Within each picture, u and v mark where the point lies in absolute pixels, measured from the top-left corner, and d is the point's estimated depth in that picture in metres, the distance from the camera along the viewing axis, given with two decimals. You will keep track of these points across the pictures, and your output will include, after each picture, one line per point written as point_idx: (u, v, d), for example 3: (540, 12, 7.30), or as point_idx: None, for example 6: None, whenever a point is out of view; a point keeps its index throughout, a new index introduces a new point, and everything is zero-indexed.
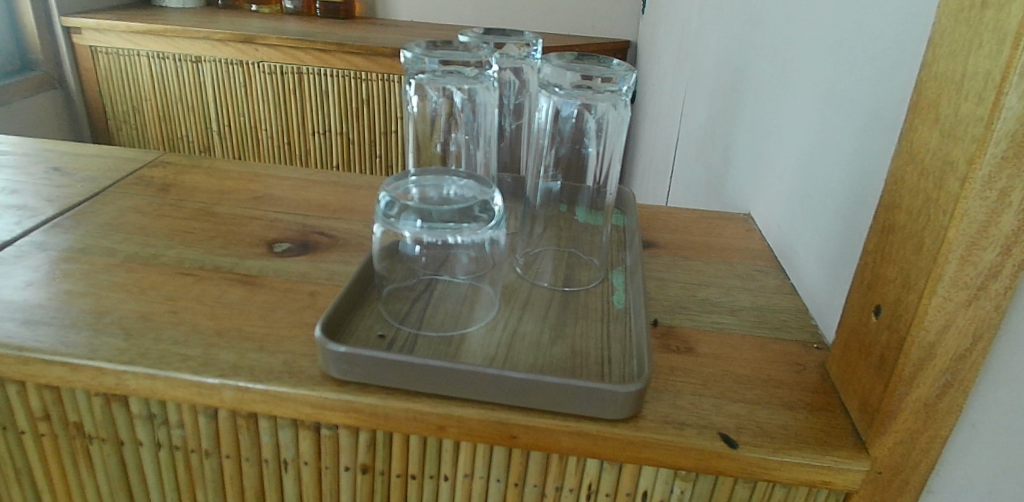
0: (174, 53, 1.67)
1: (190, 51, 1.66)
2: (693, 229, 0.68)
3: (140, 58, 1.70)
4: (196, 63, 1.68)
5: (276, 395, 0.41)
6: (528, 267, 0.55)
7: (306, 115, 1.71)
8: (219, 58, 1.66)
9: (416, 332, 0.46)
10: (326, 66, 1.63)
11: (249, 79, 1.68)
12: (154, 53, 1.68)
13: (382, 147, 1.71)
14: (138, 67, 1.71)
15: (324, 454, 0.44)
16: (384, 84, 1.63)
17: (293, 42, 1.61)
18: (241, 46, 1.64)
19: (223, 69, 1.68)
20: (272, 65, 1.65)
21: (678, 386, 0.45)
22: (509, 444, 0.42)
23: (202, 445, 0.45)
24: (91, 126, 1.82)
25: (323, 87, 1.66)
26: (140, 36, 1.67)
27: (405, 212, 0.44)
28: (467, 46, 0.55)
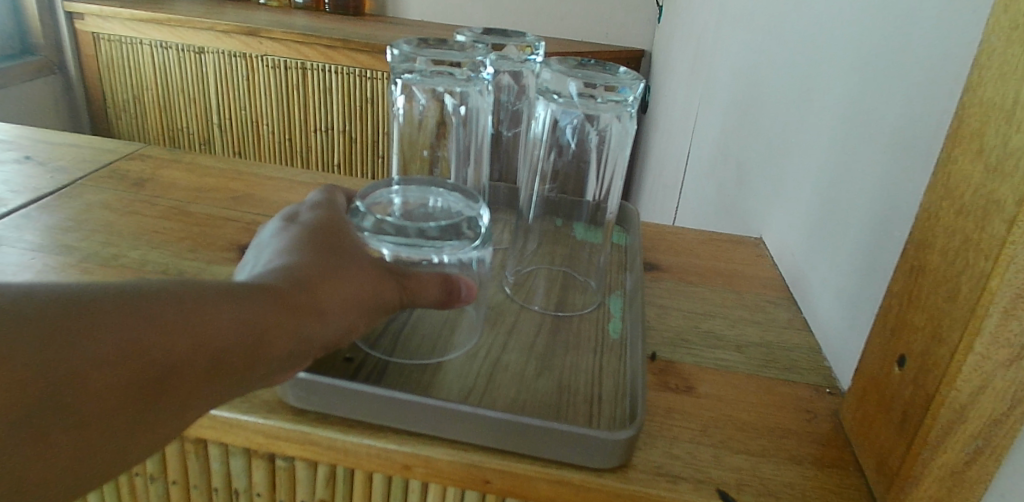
0: (178, 43, 1.65)
1: (195, 41, 1.64)
2: (701, 252, 0.64)
3: (143, 47, 1.67)
4: (200, 55, 1.65)
5: (226, 421, 0.37)
6: (519, 288, 0.51)
7: (310, 110, 1.68)
8: (223, 50, 1.63)
9: (387, 356, 0.41)
10: (332, 63, 1.59)
11: (253, 72, 1.65)
12: (159, 42, 1.66)
13: (386, 147, 1.68)
14: (142, 56, 1.69)
15: (279, 487, 0.40)
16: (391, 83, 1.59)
17: (300, 37, 1.57)
18: (246, 38, 1.61)
19: (227, 61, 1.65)
20: (278, 59, 1.62)
21: (674, 432, 0.41)
22: (482, 489, 0.37)
23: (147, 468, 0.42)
24: (92, 113, 1.80)
25: (328, 84, 1.63)
26: (144, 25, 1.64)
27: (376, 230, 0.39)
28: (461, 45, 0.50)
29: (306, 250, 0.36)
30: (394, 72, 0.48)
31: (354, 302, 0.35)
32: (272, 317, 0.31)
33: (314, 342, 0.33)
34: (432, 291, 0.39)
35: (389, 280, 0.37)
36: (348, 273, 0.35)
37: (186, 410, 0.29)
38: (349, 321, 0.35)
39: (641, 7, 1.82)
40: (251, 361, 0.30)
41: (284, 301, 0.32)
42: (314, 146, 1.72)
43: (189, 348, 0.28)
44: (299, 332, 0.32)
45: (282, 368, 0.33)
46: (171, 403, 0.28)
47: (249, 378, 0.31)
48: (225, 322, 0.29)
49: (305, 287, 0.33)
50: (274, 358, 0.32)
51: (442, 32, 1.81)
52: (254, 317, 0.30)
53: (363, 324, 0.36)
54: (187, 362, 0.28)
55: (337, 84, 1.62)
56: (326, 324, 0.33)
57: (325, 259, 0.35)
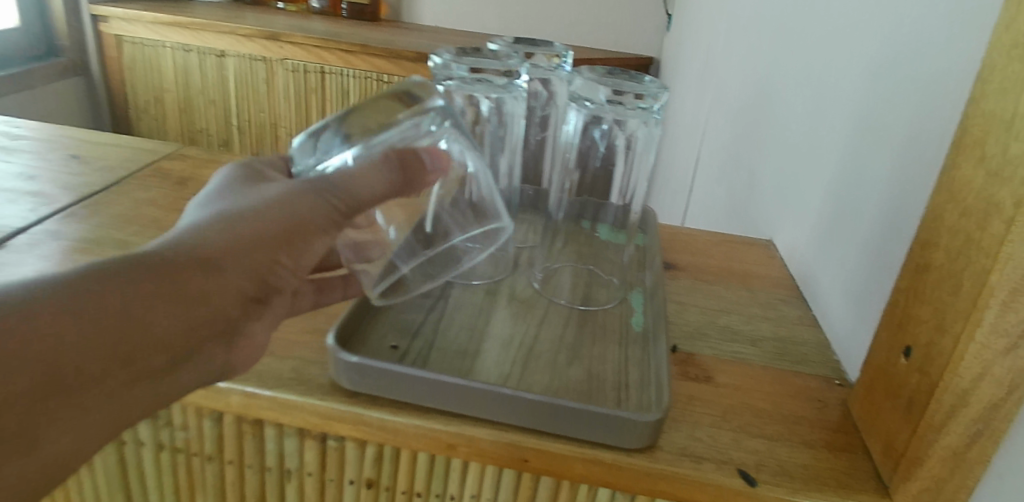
0: (198, 46, 1.67)
1: (215, 44, 1.66)
2: (715, 252, 0.67)
3: (164, 49, 1.70)
4: (220, 57, 1.68)
5: (283, 402, 0.40)
6: (546, 283, 0.53)
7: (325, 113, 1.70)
8: (243, 53, 1.66)
9: (430, 344, 0.44)
10: (349, 67, 1.62)
11: (272, 75, 1.68)
12: (180, 45, 1.69)
13: None
14: (162, 57, 1.72)
15: (329, 466, 0.43)
16: None
17: (318, 42, 1.60)
18: (265, 42, 1.64)
19: (246, 65, 1.68)
20: (296, 63, 1.65)
21: (696, 417, 0.44)
22: (520, 467, 0.40)
23: (204, 449, 0.44)
24: (112, 114, 1.83)
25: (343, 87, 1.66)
26: (166, 28, 1.67)
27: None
28: (495, 54, 0.52)
29: (204, 214, 0.36)
30: (437, 79, 0.51)
31: (260, 239, 0.35)
32: (141, 295, 0.31)
33: (216, 296, 0.33)
34: (361, 185, 0.36)
35: (303, 199, 0.36)
36: (248, 218, 0.35)
37: (46, 435, 0.28)
38: (260, 262, 0.35)
39: (650, 16, 1.85)
40: (120, 359, 0.30)
41: (158, 272, 0.32)
42: None
43: (28, 371, 0.27)
44: (182, 298, 0.32)
45: (189, 337, 0.33)
46: (25, 438, 0.27)
47: (131, 371, 0.31)
48: (77, 326, 0.29)
49: (194, 247, 0.33)
50: (157, 340, 0.31)
51: (454, 37, 1.84)
52: (115, 308, 0.30)
53: (285, 260, 0.36)
54: (24, 391, 0.27)
55: (352, 87, 1.65)
56: (226, 274, 0.34)
57: (223, 215, 0.35)
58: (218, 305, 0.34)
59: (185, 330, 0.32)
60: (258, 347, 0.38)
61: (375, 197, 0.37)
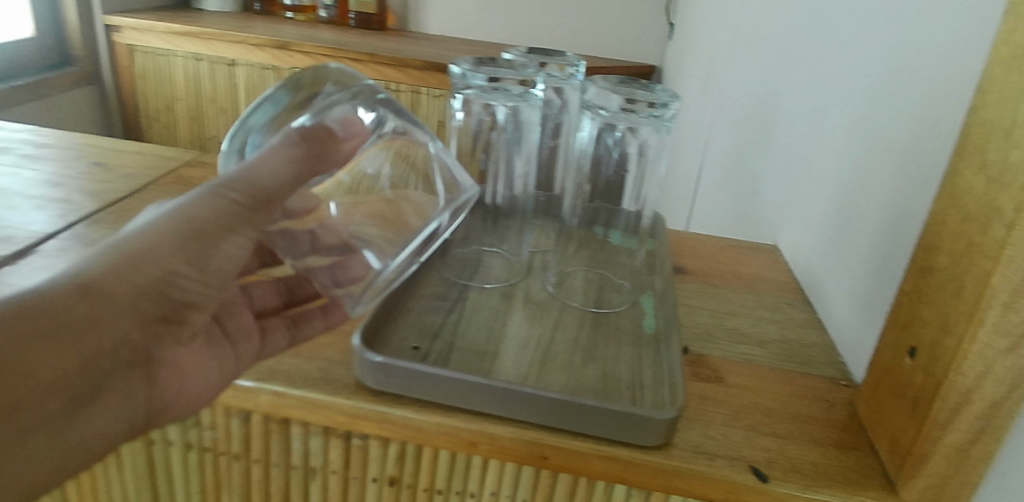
0: (210, 55, 1.69)
1: (227, 53, 1.68)
2: (722, 257, 0.69)
3: (177, 58, 1.72)
4: (231, 66, 1.70)
5: (311, 402, 0.41)
6: (560, 286, 0.55)
7: None
8: (254, 62, 1.67)
9: (450, 345, 0.46)
10: None
11: None
12: (193, 54, 1.70)
13: None
14: (173, 66, 1.73)
15: (353, 464, 0.44)
16: (414, 96, 1.63)
17: (327, 50, 1.61)
18: (276, 51, 1.65)
19: (257, 74, 1.69)
20: None
21: (708, 416, 0.45)
22: (539, 465, 0.41)
23: (232, 448, 0.45)
24: (122, 122, 1.85)
25: None
26: (178, 38, 1.69)
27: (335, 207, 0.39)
28: (511, 63, 0.54)
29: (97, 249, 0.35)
30: (456, 88, 0.53)
31: (156, 252, 0.34)
32: (23, 339, 0.30)
33: (106, 324, 0.33)
34: (264, 171, 0.34)
35: (200, 206, 0.35)
36: (138, 244, 0.34)
37: None
38: (155, 277, 0.34)
39: (653, 25, 1.87)
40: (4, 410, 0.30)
41: (39, 312, 0.31)
42: None
43: None
44: (66, 345, 0.32)
45: (82, 372, 0.33)
46: None
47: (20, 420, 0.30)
48: None
49: (80, 280, 0.33)
50: (50, 383, 0.31)
51: (460, 46, 1.86)
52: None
53: (186, 268, 0.35)
54: None
55: None
56: (114, 299, 0.33)
57: (112, 245, 0.34)
58: (111, 333, 0.34)
59: (76, 367, 0.32)
60: (179, 370, 0.40)
61: (277, 182, 0.34)
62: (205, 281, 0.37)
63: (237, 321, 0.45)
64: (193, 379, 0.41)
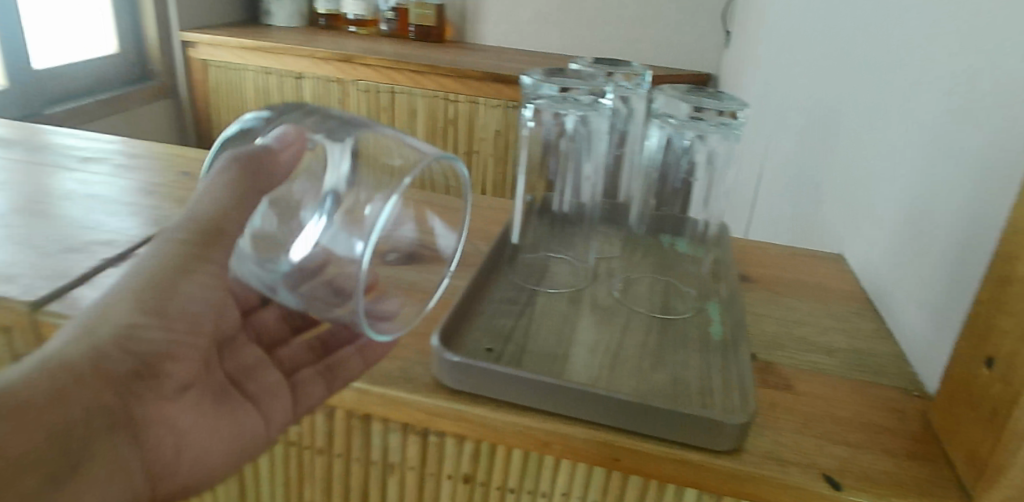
0: (279, 69, 1.75)
1: (294, 67, 1.73)
2: (787, 266, 0.68)
3: (246, 72, 1.79)
4: (298, 79, 1.75)
5: (393, 399, 0.43)
6: (626, 292, 0.55)
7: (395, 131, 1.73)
8: (319, 75, 1.72)
9: (522, 347, 0.47)
10: (418, 87, 1.66)
11: (345, 95, 1.73)
12: (261, 68, 1.77)
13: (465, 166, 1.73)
14: (244, 79, 1.80)
15: (429, 460, 0.46)
16: (471, 107, 1.66)
17: (389, 63, 1.65)
18: (341, 64, 1.69)
19: (322, 86, 1.73)
20: (367, 84, 1.70)
21: (778, 423, 0.45)
22: (611, 466, 0.42)
23: (316, 442, 0.48)
24: (196, 133, 1.94)
25: (413, 104, 1.69)
26: (250, 52, 1.76)
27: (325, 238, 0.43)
28: (580, 74, 0.55)
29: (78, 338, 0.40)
30: (527, 97, 0.54)
31: (128, 309, 0.40)
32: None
33: (81, 391, 0.37)
34: (208, 200, 0.40)
35: (161, 260, 0.41)
36: (80, 325, 0.39)
37: None
38: (123, 333, 0.39)
39: (710, 33, 1.86)
40: None
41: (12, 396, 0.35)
42: None
43: None
44: (35, 412, 0.35)
45: (60, 440, 0.35)
46: None
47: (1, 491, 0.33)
48: None
49: (57, 361, 0.37)
50: (26, 456, 0.34)
51: (516, 56, 1.89)
52: None
53: (148, 323, 0.40)
54: None
55: (420, 105, 1.69)
56: (89, 368, 0.38)
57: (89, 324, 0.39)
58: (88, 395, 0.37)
59: (53, 435, 0.35)
60: (174, 424, 0.41)
61: (231, 204, 0.40)
62: (176, 330, 0.41)
63: (261, 380, 0.47)
64: (196, 437, 0.42)
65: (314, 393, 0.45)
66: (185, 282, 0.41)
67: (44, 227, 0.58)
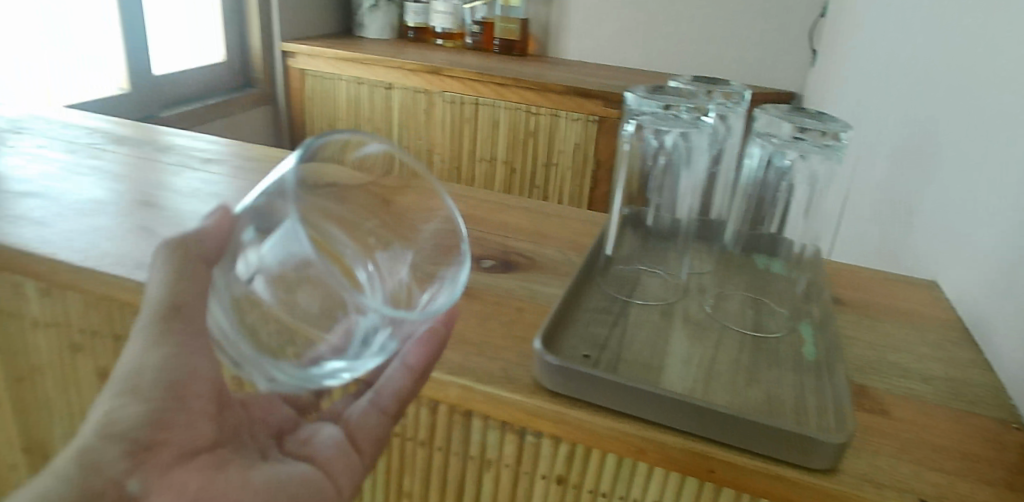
0: (370, 79, 1.83)
1: (384, 78, 1.80)
2: (878, 290, 0.67)
3: (341, 82, 1.87)
4: (387, 90, 1.82)
5: (495, 397, 0.45)
6: (718, 308, 0.56)
7: (477, 141, 1.78)
8: (407, 86, 1.79)
9: (618, 356, 0.49)
10: (501, 99, 1.70)
11: (431, 106, 1.79)
12: (353, 78, 1.85)
13: (542, 178, 1.76)
14: (337, 89, 1.89)
15: (525, 459, 0.48)
16: (553, 120, 1.68)
17: (474, 75, 1.70)
18: (428, 76, 1.75)
19: (411, 97, 1.80)
20: (454, 95, 1.75)
21: (873, 446, 0.45)
22: (704, 477, 0.43)
23: (419, 434, 0.51)
24: (291, 138, 2.04)
25: (496, 116, 1.73)
26: (344, 63, 1.84)
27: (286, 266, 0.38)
28: (682, 92, 0.57)
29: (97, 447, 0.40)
30: (630, 114, 0.57)
31: (120, 399, 0.39)
32: None
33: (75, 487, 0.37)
34: (161, 287, 0.40)
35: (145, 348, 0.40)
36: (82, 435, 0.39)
37: None
38: (110, 421, 0.39)
39: (795, 51, 1.83)
40: None
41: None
42: (477, 173, 1.81)
43: None
44: None
45: None
46: None
47: None
48: None
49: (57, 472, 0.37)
50: None
51: (595, 70, 1.91)
52: None
53: (132, 402, 0.39)
54: None
55: (504, 118, 1.72)
56: (88, 464, 0.37)
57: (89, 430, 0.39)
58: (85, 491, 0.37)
59: None
60: (183, 490, 0.40)
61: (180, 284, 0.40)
62: (158, 396, 0.40)
63: (317, 448, 0.47)
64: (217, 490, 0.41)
65: (371, 422, 0.48)
66: (150, 358, 0.40)
67: (168, 220, 0.64)
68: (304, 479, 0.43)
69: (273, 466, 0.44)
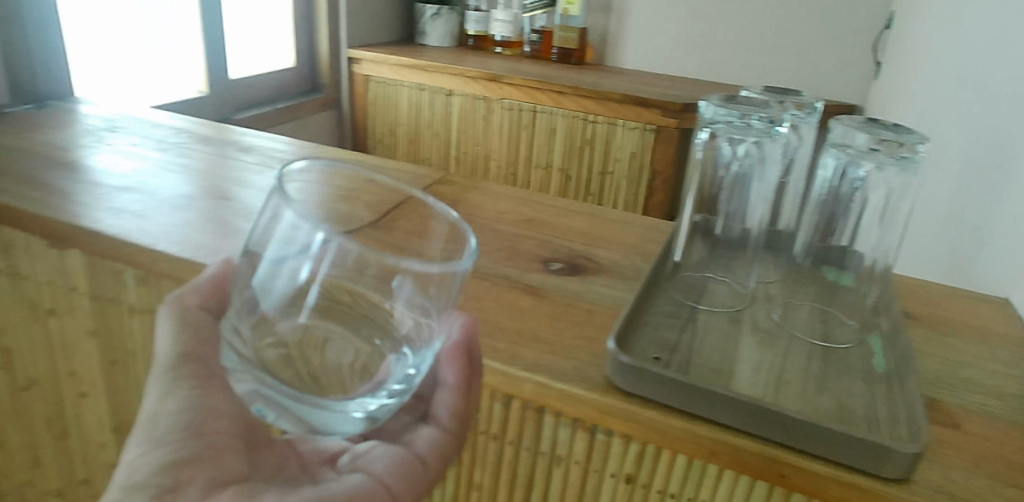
0: (432, 85, 1.87)
1: (445, 84, 1.85)
2: (948, 305, 0.67)
3: (403, 88, 1.93)
4: (448, 96, 1.86)
5: (568, 395, 0.47)
6: (785, 317, 0.57)
7: (534, 147, 1.80)
8: (467, 92, 1.82)
9: (688, 360, 0.49)
10: (559, 107, 1.72)
11: (490, 113, 1.82)
12: (415, 85, 1.90)
13: (597, 185, 1.77)
14: (400, 95, 1.94)
15: (595, 456, 0.50)
16: (610, 128, 1.70)
17: (534, 82, 1.72)
18: (488, 83, 1.79)
19: (470, 103, 1.83)
20: (512, 102, 1.78)
21: (946, 459, 0.45)
22: (775, 481, 0.44)
23: (491, 428, 0.53)
24: (354, 142, 2.10)
25: (552, 123, 1.75)
26: (408, 70, 1.89)
27: (288, 281, 0.37)
28: (756, 101, 0.58)
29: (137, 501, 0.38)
30: (703, 122, 0.59)
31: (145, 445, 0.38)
32: None
33: None
34: (168, 342, 0.40)
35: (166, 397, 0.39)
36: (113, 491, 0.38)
37: None
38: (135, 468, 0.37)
39: (858, 65, 1.81)
40: None
41: None
42: (533, 180, 1.83)
43: None
44: None
45: None
46: None
47: None
48: None
49: None
50: None
51: (651, 80, 1.91)
52: None
53: (151, 444, 0.38)
54: None
55: (561, 126, 1.74)
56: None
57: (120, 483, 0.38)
58: None
59: None
60: None
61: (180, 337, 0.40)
62: (178, 435, 0.38)
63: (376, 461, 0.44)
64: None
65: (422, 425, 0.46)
66: (166, 406, 0.39)
67: (234, 211, 0.68)
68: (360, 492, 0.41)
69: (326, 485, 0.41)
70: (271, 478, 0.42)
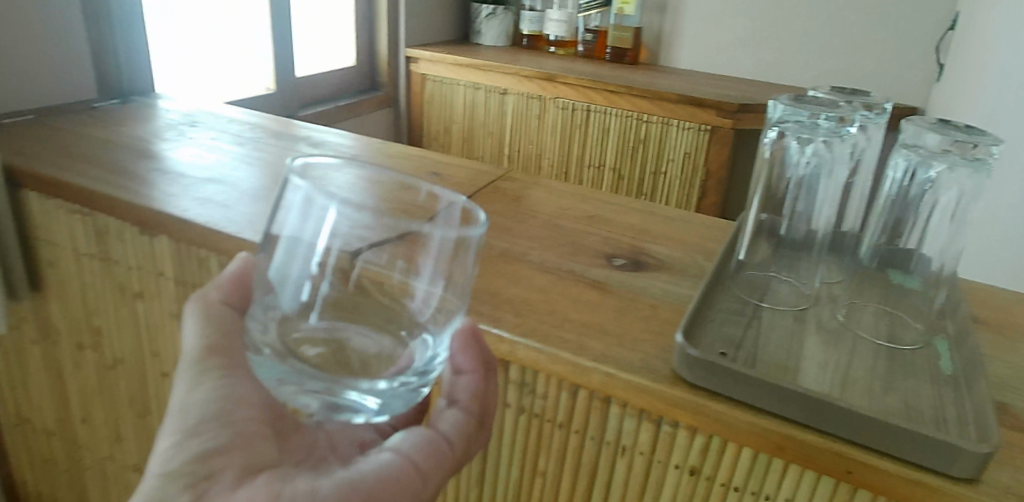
0: (487, 84, 1.90)
1: (500, 83, 1.87)
2: (1017, 311, 0.66)
3: (459, 87, 1.96)
4: (502, 95, 1.89)
5: (636, 386, 0.49)
6: (851, 317, 0.57)
7: (586, 145, 1.82)
8: (522, 92, 1.85)
9: (753, 356, 0.50)
10: (612, 106, 1.73)
11: (544, 112, 1.84)
12: (470, 83, 1.93)
13: (649, 185, 1.77)
14: (455, 94, 1.98)
15: (660, 448, 0.52)
16: (663, 127, 1.70)
17: (587, 81, 1.73)
18: (542, 82, 1.81)
19: (525, 102, 1.86)
20: (566, 101, 1.79)
21: (1015, 462, 0.45)
22: (841, 478, 0.45)
23: (558, 417, 0.56)
24: (409, 139, 2.15)
25: (605, 123, 1.76)
26: (464, 69, 1.92)
27: (304, 259, 0.39)
28: (825, 102, 0.59)
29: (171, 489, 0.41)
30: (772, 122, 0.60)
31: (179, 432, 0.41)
32: None
33: None
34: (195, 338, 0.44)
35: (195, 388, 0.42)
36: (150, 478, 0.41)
37: None
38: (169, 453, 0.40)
39: (923, 67, 1.77)
40: None
41: None
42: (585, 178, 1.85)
43: None
44: None
45: None
46: None
47: None
48: None
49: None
50: None
51: (705, 80, 1.90)
52: None
53: (184, 431, 0.41)
54: None
55: (614, 125, 1.75)
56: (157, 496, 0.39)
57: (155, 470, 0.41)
58: None
59: None
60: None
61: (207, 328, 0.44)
62: (208, 423, 0.41)
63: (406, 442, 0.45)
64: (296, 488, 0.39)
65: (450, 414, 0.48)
66: (195, 394, 0.42)
67: None
68: (394, 472, 0.41)
69: (358, 465, 0.41)
70: (299, 461, 0.45)
